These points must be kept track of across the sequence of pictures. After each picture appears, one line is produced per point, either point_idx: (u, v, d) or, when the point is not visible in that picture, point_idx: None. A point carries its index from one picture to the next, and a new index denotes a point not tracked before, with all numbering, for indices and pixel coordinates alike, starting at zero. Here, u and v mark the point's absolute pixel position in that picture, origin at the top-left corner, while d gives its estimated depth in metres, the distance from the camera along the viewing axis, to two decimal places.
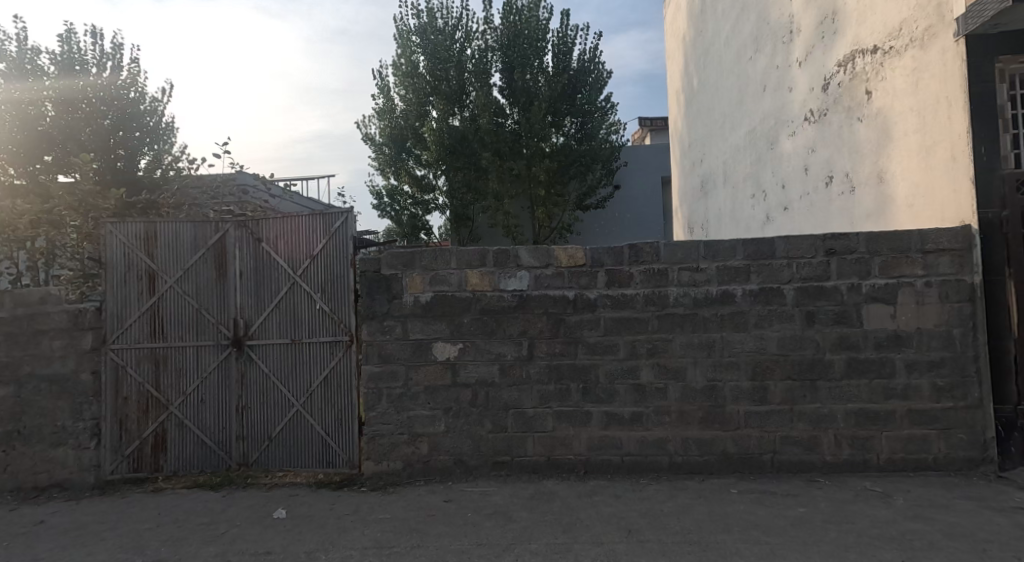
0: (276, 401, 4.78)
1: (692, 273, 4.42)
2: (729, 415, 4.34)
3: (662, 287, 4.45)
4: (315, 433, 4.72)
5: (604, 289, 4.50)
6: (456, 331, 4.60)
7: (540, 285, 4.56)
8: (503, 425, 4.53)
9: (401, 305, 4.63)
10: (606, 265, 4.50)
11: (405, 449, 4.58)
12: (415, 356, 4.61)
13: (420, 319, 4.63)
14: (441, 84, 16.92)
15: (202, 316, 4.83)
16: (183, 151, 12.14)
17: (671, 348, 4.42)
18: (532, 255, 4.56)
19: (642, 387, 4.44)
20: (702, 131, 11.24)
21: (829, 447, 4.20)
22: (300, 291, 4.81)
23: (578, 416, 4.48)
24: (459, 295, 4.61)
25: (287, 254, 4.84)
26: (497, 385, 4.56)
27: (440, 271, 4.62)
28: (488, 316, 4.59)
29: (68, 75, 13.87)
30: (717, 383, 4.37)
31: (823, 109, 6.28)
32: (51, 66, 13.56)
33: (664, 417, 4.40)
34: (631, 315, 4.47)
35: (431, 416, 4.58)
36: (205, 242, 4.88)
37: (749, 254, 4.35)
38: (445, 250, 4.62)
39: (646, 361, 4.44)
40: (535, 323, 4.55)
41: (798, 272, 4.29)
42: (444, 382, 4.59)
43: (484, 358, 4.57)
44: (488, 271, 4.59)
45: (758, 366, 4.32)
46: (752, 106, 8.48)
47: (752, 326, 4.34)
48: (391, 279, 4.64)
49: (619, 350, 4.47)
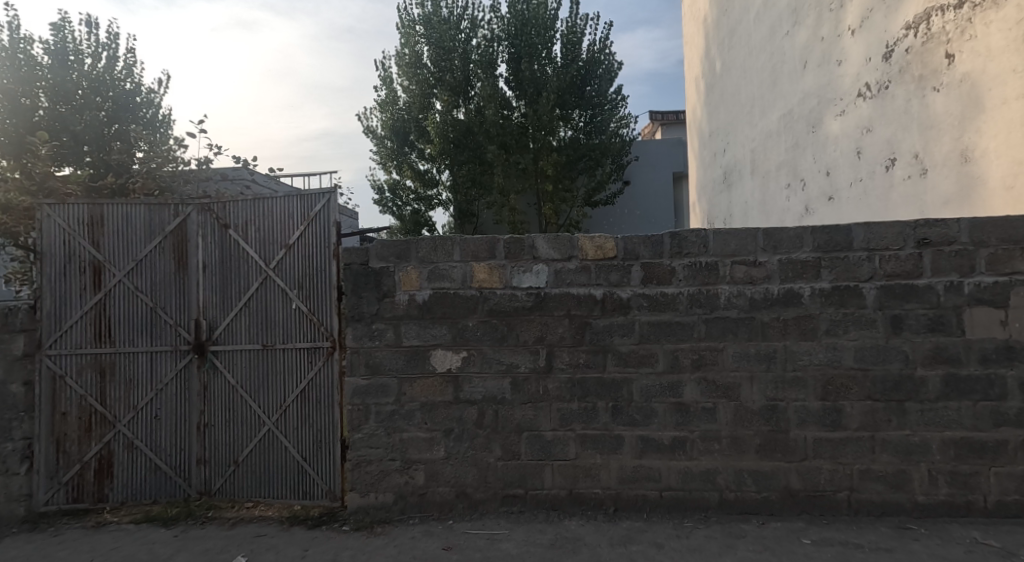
0: (244, 419, 4.00)
1: (749, 268, 3.62)
2: (794, 442, 3.53)
3: (710, 285, 3.65)
4: (290, 457, 3.94)
5: (639, 287, 3.71)
6: (459, 337, 3.81)
7: (561, 282, 3.77)
8: (516, 451, 3.75)
9: (393, 305, 3.85)
10: (642, 258, 3.71)
11: (397, 480, 3.79)
12: (410, 366, 3.83)
13: (416, 322, 3.84)
14: (446, 74, 16.16)
15: (157, 316, 4.05)
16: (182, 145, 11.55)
17: (722, 360, 3.63)
18: (552, 246, 3.78)
19: (686, 407, 3.64)
20: (726, 118, 10.38)
21: (920, 485, 3.40)
22: (273, 288, 4.03)
23: (607, 442, 3.69)
24: (463, 293, 3.82)
25: (258, 244, 4.06)
26: (508, 402, 3.77)
27: (440, 265, 3.84)
28: (497, 318, 3.80)
29: (62, 65, 13.09)
30: (779, 404, 3.56)
31: (882, 82, 5.48)
32: (45, 56, 12.76)
33: (712, 445, 3.61)
34: (673, 319, 3.67)
35: (428, 440, 3.80)
36: (162, 228, 4.09)
37: (819, 245, 3.55)
38: (446, 239, 3.85)
39: (691, 375, 3.65)
40: (556, 328, 3.76)
41: (881, 267, 3.48)
42: (444, 398, 3.80)
43: (493, 369, 3.78)
44: (497, 263, 3.81)
45: (830, 384, 3.52)
46: (787, 87, 7.70)
47: (822, 335, 3.54)
48: (381, 274, 3.86)
49: (658, 362, 3.67)
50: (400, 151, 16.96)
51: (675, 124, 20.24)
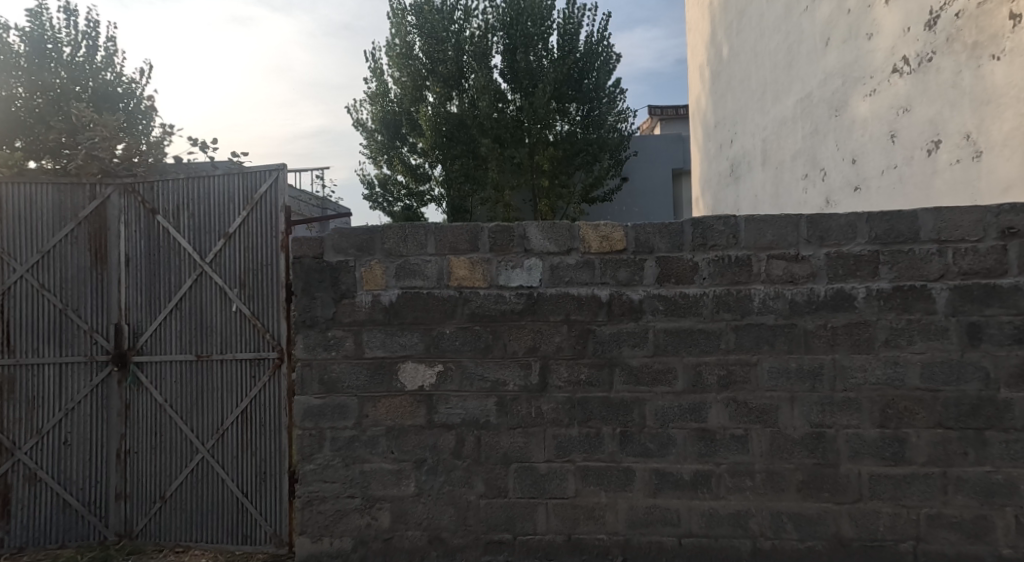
0: (173, 445, 3.29)
1: (789, 263, 2.96)
2: (845, 479, 2.87)
3: (741, 284, 2.99)
4: (228, 492, 3.24)
5: (652, 286, 3.05)
6: (434, 346, 3.14)
7: (558, 280, 3.11)
8: (502, 487, 3.08)
9: (354, 308, 3.17)
10: (657, 251, 3.06)
11: (357, 522, 3.11)
12: (374, 384, 3.15)
13: (381, 328, 3.17)
14: (437, 64, 15.46)
15: (68, 320, 3.34)
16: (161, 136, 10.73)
17: (755, 377, 2.97)
18: (547, 237, 3.14)
19: (711, 435, 2.98)
20: (733, 106, 9.70)
21: (1004, 534, 2.77)
22: (209, 286, 3.31)
23: (615, 477, 3.03)
24: (439, 293, 3.15)
25: (191, 232, 3.35)
26: (493, 427, 3.10)
27: (411, 259, 3.18)
28: (480, 324, 3.13)
29: (40, 53, 12.09)
30: (826, 431, 2.89)
31: (924, 53, 4.82)
32: (19, 43, 11.95)
33: (743, 482, 2.95)
34: (694, 326, 3.01)
35: (396, 473, 3.12)
36: (74, 213, 3.38)
37: (877, 235, 2.88)
38: (419, 229, 3.18)
39: (717, 395, 2.99)
40: (552, 337, 3.09)
41: (955, 263, 2.82)
42: (415, 422, 3.13)
43: (475, 387, 3.12)
44: (481, 258, 3.15)
45: (890, 407, 2.85)
46: (805, 68, 7.02)
47: (880, 347, 2.87)
48: (339, 270, 3.18)
49: (676, 379, 3.02)
50: (390, 144, 16.24)
51: (674, 120, 19.50)
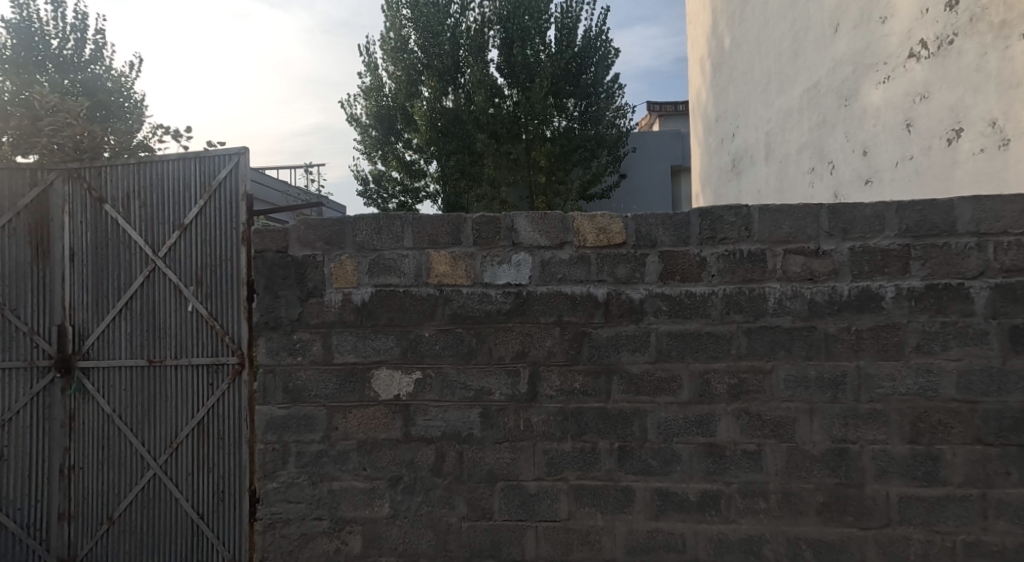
0: (122, 459, 2.97)
1: (808, 259, 2.65)
2: (870, 502, 2.56)
3: (754, 282, 2.68)
4: (183, 513, 2.92)
5: (654, 285, 2.74)
6: (411, 351, 2.82)
7: (550, 277, 2.79)
8: (487, 508, 2.77)
9: (322, 308, 2.85)
10: (659, 245, 2.75)
11: (325, 546, 2.80)
12: (344, 393, 2.83)
13: (352, 331, 2.84)
14: (433, 58, 15.10)
15: (6, 323, 3.01)
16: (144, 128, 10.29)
17: (769, 386, 2.66)
18: (537, 229, 2.81)
19: (719, 450, 2.67)
20: (736, 99, 9.36)
21: None
22: (162, 283, 2.99)
23: (613, 497, 2.71)
24: (416, 292, 2.83)
25: (142, 224, 3.03)
26: (477, 441, 2.79)
27: (385, 253, 2.85)
28: (462, 326, 2.81)
29: None
30: (848, 448, 2.58)
31: (944, 35, 4.50)
32: None
33: (756, 503, 2.64)
34: (701, 329, 2.70)
35: (368, 493, 2.80)
36: (13, 203, 3.06)
37: (909, 228, 2.56)
38: (395, 220, 2.86)
39: (727, 406, 2.68)
40: (542, 340, 2.77)
41: (997, 259, 2.51)
42: (390, 436, 2.81)
43: (457, 396, 2.80)
44: (463, 252, 2.83)
45: (922, 421, 2.54)
46: (812, 56, 6.70)
47: (911, 353, 2.55)
48: (305, 265, 2.85)
49: (680, 388, 2.71)
50: (384, 140, 15.92)
51: (673, 116, 19.13)
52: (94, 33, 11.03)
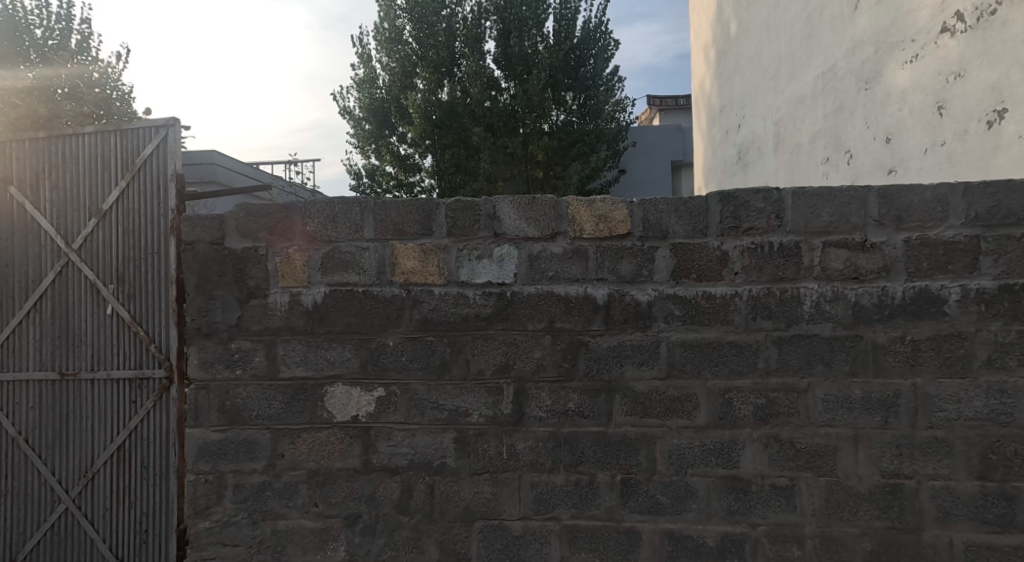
0: (30, 493, 2.97)
1: (853, 253, 2.17)
2: (929, 551, 2.11)
3: (786, 281, 2.22)
4: (98, 554, 2.92)
5: (665, 285, 2.27)
6: (372, 364, 2.35)
7: (538, 275, 2.32)
8: (463, 553, 2.32)
9: (267, 311, 2.37)
10: (672, 237, 2.28)
11: None
12: (293, 414, 2.36)
13: (302, 340, 2.37)
14: (427, 49, 14.57)
15: None
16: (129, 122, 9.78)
17: (805, 408, 2.19)
18: (522, 217, 2.34)
19: (743, 486, 2.22)
20: (742, 87, 8.89)
21: None
22: (78, 280, 2.96)
23: (616, 541, 2.26)
24: (378, 292, 2.36)
25: (60, 211, 3.02)
26: (451, 473, 2.33)
27: (342, 246, 2.38)
28: (433, 334, 2.34)
29: None
30: (901, 484, 2.13)
31: (986, 5, 4.02)
32: None
33: (788, 551, 2.18)
34: (721, 338, 2.24)
35: (320, 534, 2.34)
36: None
37: (979, 216, 2.10)
38: (353, 206, 2.38)
39: (752, 432, 2.22)
40: (529, 351, 2.31)
41: None
42: (347, 466, 2.35)
43: (427, 419, 2.34)
44: (435, 245, 2.36)
45: (993, 453, 2.09)
46: (828, 37, 6.21)
47: (980, 369, 2.09)
48: (245, 260, 2.37)
49: (696, 410, 2.25)
50: (378, 134, 15.33)
51: (675, 110, 18.60)
52: (81, 26, 10.21)
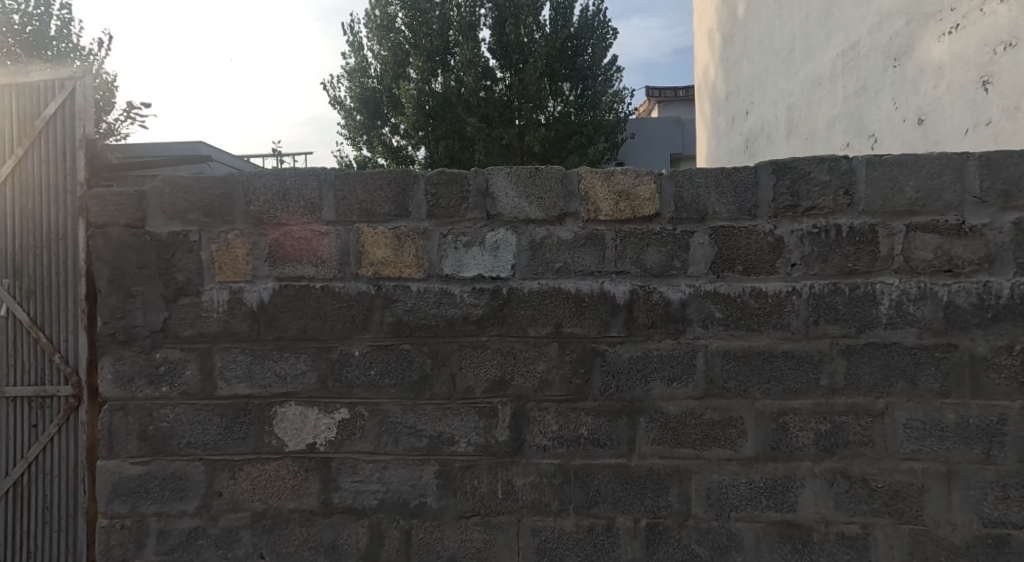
0: None
1: (947, 240, 1.71)
2: None
3: (859, 275, 1.74)
4: None
5: (703, 280, 1.79)
6: (334, 380, 1.87)
7: (541, 266, 1.84)
8: None
9: (201, 313, 1.88)
10: (712, 219, 1.80)
11: None
12: (232, 442, 1.88)
13: (245, 349, 1.88)
14: (420, 37, 14.01)
15: None
16: (123, 113, 9.34)
17: (882, 436, 1.73)
18: (521, 194, 1.85)
19: (803, 535, 1.75)
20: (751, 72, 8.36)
21: None
22: None
23: None
24: (340, 289, 1.87)
25: None
26: (433, 517, 1.85)
27: (294, 231, 1.89)
28: (409, 342, 1.86)
29: None
30: (1007, 535, 1.68)
31: None
32: None
33: None
34: (775, 348, 1.77)
35: None
36: None
37: None
38: (308, 179, 1.89)
39: (815, 467, 1.75)
40: (531, 364, 1.83)
41: None
42: (302, 507, 1.87)
43: (402, 448, 1.86)
44: (412, 229, 1.87)
45: None
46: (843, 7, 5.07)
47: None
48: (173, 248, 1.88)
49: (743, 439, 1.78)
50: (370, 124, 14.84)
51: (674, 102, 18.10)
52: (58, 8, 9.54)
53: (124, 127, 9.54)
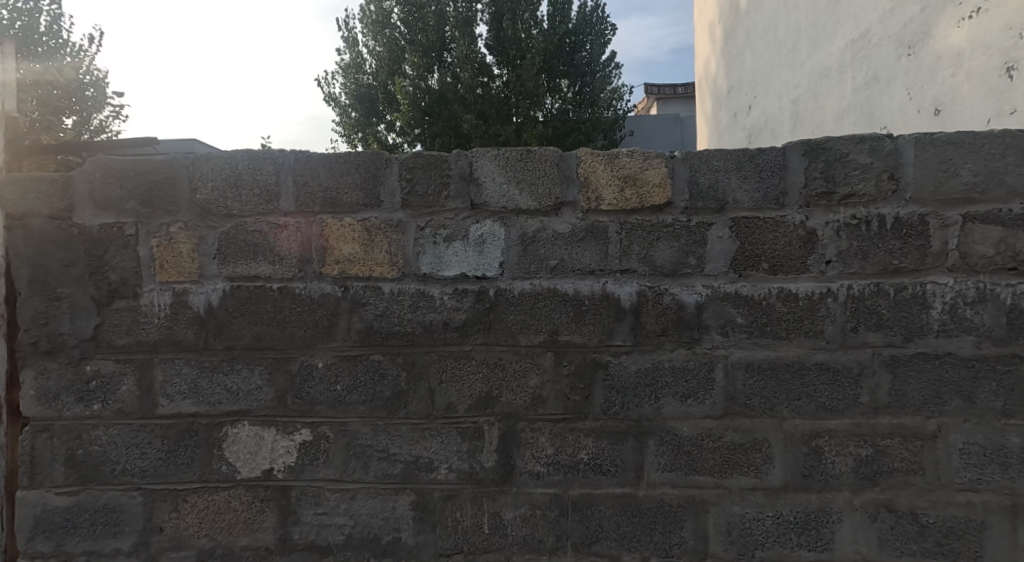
0: None
1: (1009, 232, 1.46)
2: None
3: (906, 274, 1.49)
4: None
5: (722, 279, 1.54)
6: (293, 396, 1.61)
7: (534, 263, 1.58)
8: None
9: (139, 319, 1.62)
10: (732, 209, 1.54)
11: None
12: (175, 469, 1.61)
13: (190, 360, 1.62)
14: (415, 32, 13.74)
15: None
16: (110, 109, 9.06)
17: (933, 462, 1.47)
18: (510, 179, 1.59)
19: None
20: (755, 64, 8.09)
21: None
22: None
23: None
24: (300, 290, 1.61)
25: None
26: (409, 556, 1.60)
27: (246, 223, 1.62)
28: (380, 353, 1.60)
29: None
30: None
31: None
32: None
33: None
34: (808, 359, 1.51)
35: None
36: None
37: None
38: (262, 163, 1.62)
39: (854, 498, 1.50)
40: (522, 378, 1.57)
41: None
42: (257, 543, 1.61)
43: (372, 476, 1.60)
44: (384, 220, 1.61)
45: None
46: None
47: None
48: (106, 244, 1.62)
49: (769, 465, 1.52)
50: (365, 121, 14.52)
51: (675, 99, 17.88)
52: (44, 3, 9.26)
53: (113, 124, 9.29)
